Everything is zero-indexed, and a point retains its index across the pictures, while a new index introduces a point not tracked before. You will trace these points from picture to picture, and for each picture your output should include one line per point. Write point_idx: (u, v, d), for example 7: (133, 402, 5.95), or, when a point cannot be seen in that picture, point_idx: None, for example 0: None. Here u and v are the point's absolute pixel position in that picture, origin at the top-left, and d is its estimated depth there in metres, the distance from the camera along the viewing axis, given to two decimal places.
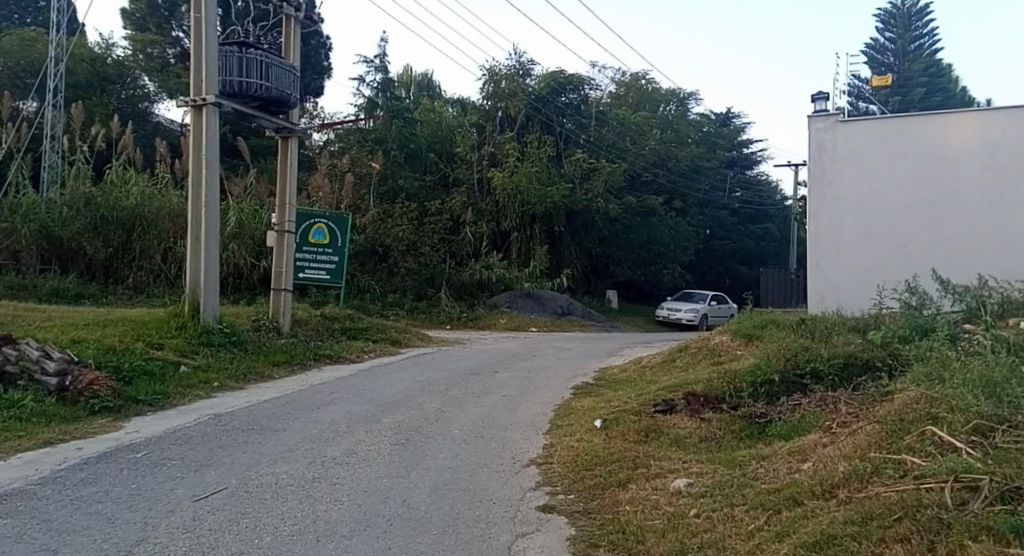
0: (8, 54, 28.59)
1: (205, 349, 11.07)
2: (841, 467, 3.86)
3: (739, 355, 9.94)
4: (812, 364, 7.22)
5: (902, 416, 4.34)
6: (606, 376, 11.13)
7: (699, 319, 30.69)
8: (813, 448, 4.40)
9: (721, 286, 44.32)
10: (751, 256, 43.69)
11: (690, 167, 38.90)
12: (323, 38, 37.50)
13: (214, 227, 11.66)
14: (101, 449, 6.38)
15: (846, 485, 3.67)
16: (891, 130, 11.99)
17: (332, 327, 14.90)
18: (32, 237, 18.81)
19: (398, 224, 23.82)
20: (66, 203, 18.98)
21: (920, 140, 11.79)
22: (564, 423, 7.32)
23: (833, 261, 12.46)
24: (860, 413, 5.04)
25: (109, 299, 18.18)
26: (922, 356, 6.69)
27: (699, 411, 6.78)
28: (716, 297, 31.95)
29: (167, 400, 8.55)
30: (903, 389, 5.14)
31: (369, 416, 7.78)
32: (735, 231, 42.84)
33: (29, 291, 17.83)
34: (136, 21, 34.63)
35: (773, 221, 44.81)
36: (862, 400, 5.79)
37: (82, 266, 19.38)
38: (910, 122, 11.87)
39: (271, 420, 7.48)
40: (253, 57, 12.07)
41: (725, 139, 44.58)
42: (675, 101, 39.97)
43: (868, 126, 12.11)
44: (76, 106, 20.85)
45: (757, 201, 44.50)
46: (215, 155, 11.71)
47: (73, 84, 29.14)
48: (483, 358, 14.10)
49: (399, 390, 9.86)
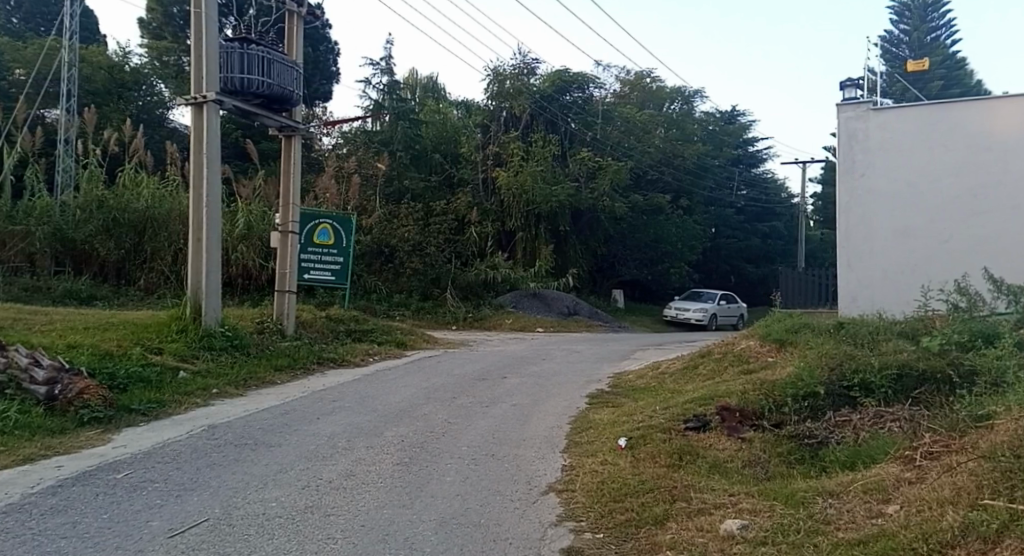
0: (29, 62, 28.55)
1: (205, 354, 10.45)
2: (949, 519, 3.24)
3: (771, 364, 9.36)
4: (861, 376, 7.37)
5: (1016, 451, 3.70)
6: (621, 384, 10.45)
7: (708, 319, 30.02)
8: (898, 488, 3.81)
9: (729, 284, 43.33)
10: (758, 255, 43.02)
11: (698, 164, 38.28)
12: (332, 44, 37.04)
13: (215, 228, 11.07)
14: (82, 467, 5.13)
15: (963, 547, 3.04)
16: (928, 119, 11.53)
17: (337, 329, 14.32)
18: (46, 239, 18.34)
19: (404, 224, 23.25)
20: (79, 205, 18.51)
21: (961, 128, 11.32)
22: (586, 439, 6.79)
23: (866, 259, 11.95)
24: (952, 443, 4.40)
25: (121, 300, 17.74)
26: (998, 381, 6.72)
27: (741, 430, 6.38)
28: (724, 296, 31.30)
29: (161, 409, 7.72)
30: (1005, 418, 4.48)
31: (371, 430, 7.18)
32: (741, 230, 42.10)
33: (43, 292, 17.40)
34: (152, 30, 34.40)
35: (781, 219, 44.08)
36: (947, 425, 5.15)
37: (96, 267, 18.89)
38: (949, 110, 11.39)
39: (266, 433, 6.80)
40: (255, 54, 11.48)
41: (732, 136, 43.33)
42: (679, 100, 39.45)
43: (902, 113, 11.68)
44: (88, 109, 20.41)
45: (764, 200, 43.87)
46: (216, 154, 11.15)
47: (90, 91, 28.82)
48: (489, 360, 13.52)
49: (403, 398, 9.22)
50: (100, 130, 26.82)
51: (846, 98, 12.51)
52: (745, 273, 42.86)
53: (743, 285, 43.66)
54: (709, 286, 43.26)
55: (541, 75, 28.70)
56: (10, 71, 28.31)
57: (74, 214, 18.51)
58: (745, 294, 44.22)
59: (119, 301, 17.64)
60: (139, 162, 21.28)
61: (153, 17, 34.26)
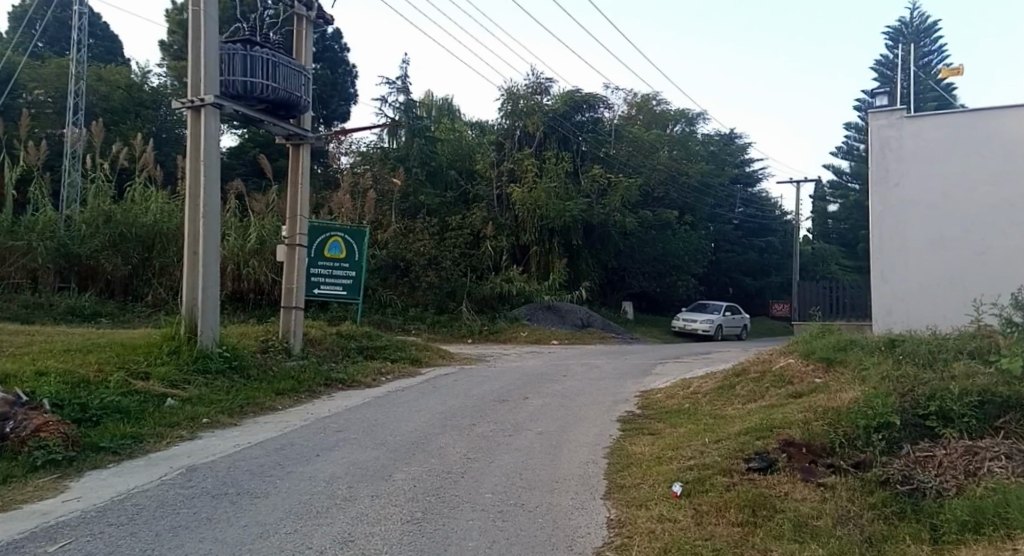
0: (46, 81, 27.28)
1: (200, 379, 9.45)
2: None
3: (819, 386, 8.11)
4: (938, 403, 6.28)
5: None
6: (651, 405, 9.40)
7: (715, 329, 28.88)
8: None
9: (728, 296, 42.92)
10: (757, 268, 42.07)
11: (702, 183, 37.10)
12: (349, 66, 36.33)
13: (213, 242, 10.10)
14: (6, 535, 4.22)
15: None
16: (965, 126, 10.82)
17: (349, 346, 13.36)
18: (49, 255, 17.28)
19: (419, 238, 22.41)
20: (84, 220, 17.67)
21: (998, 136, 10.63)
22: (629, 484, 5.77)
23: (903, 270, 11.07)
24: None
25: (128, 318, 16.78)
26: None
27: (816, 473, 5.35)
28: (730, 306, 30.37)
29: (137, 446, 6.94)
30: None
31: (379, 472, 6.21)
32: (739, 245, 41.19)
33: (45, 310, 16.32)
34: (172, 52, 33.62)
35: (776, 235, 42.86)
36: None
37: (102, 284, 17.89)
38: (988, 118, 10.68)
39: (252, 482, 5.90)
40: (259, 56, 10.54)
41: (733, 155, 42.06)
42: (683, 122, 38.55)
43: (939, 120, 10.95)
44: (96, 122, 19.53)
45: (760, 216, 42.11)
46: (214, 161, 10.20)
47: (107, 109, 28.03)
48: (506, 378, 12.54)
49: (416, 427, 8.22)
50: (111, 145, 25.89)
51: (882, 105, 11.68)
52: (745, 285, 42.10)
53: (742, 296, 42.85)
54: (711, 299, 42.21)
55: (554, 94, 27.23)
56: (30, 91, 27.14)
57: (79, 229, 17.59)
58: (745, 305, 43.34)
59: (126, 319, 16.68)
60: (149, 177, 20.40)
61: (173, 40, 33.57)
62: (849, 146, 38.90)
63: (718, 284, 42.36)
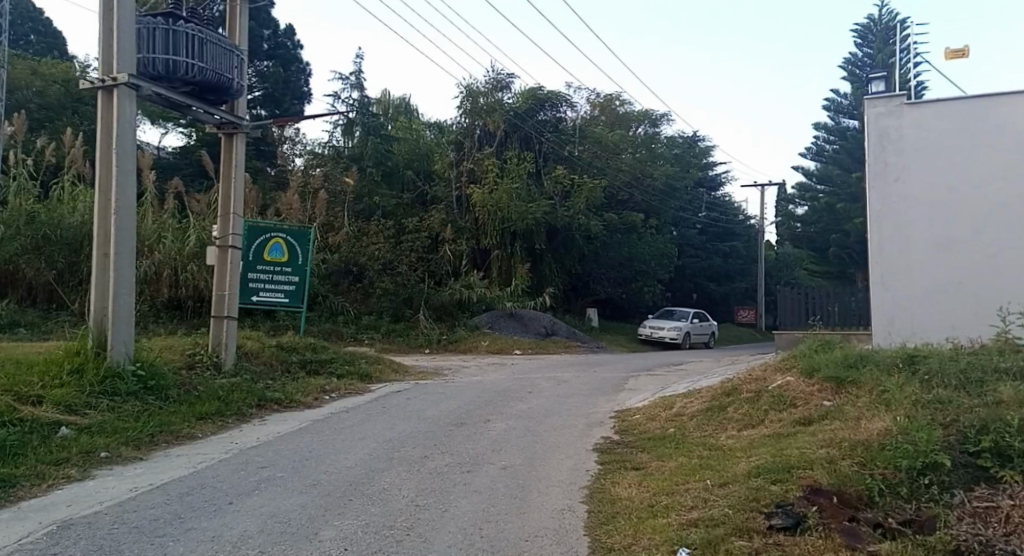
0: None
1: (104, 402, 7.98)
2: None
3: (832, 411, 6.96)
4: (993, 438, 5.16)
5: None
6: (632, 432, 8.17)
7: (682, 337, 27.93)
8: None
9: (691, 302, 42.21)
10: (721, 274, 41.42)
11: (667, 186, 36.19)
12: (303, 63, 34.76)
13: (124, 243, 8.67)
14: None
15: None
16: (970, 114, 9.87)
17: (289, 360, 11.92)
18: None
19: (374, 241, 21.04)
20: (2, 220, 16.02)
21: (1009, 125, 9.68)
22: (620, 546, 4.55)
23: (907, 276, 10.05)
24: None
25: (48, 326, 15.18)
26: None
27: (862, 536, 4.16)
28: (697, 313, 29.45)
29: (7, 492, 5.69)
30: None
31: (306, 529, 4.91)
32: (704, 250, 40.44)
33: None
34: None
35: (740, 240, 42.25)
36: None
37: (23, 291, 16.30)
38: (998, 105, 9.73)
39: (136, 544, 4.62)
40: (183, 31, 9.14)
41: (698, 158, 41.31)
42: (647, 124, 37.74)
43: (941, 108, 9.99)
44: (16, 115, 17.82)
45: (724, 220, 41.53)
46: (129, 151, 8.76)
47: (41, 105, 26.21)
48: (467, 395, 11.23)
49: (359, 461, 6.91)
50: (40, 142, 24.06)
51: (879, 92, 10.72)
52: (708, 291, 41.48)
53: (705, 303, 42.27)
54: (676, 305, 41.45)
55: (516, 91, 25.86)
56: None
57: None
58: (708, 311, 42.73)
59: (46, 328, 15.06)
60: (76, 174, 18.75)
61: None
62: (818, 148, 38.25)
63: (683, 290, 41.57)
